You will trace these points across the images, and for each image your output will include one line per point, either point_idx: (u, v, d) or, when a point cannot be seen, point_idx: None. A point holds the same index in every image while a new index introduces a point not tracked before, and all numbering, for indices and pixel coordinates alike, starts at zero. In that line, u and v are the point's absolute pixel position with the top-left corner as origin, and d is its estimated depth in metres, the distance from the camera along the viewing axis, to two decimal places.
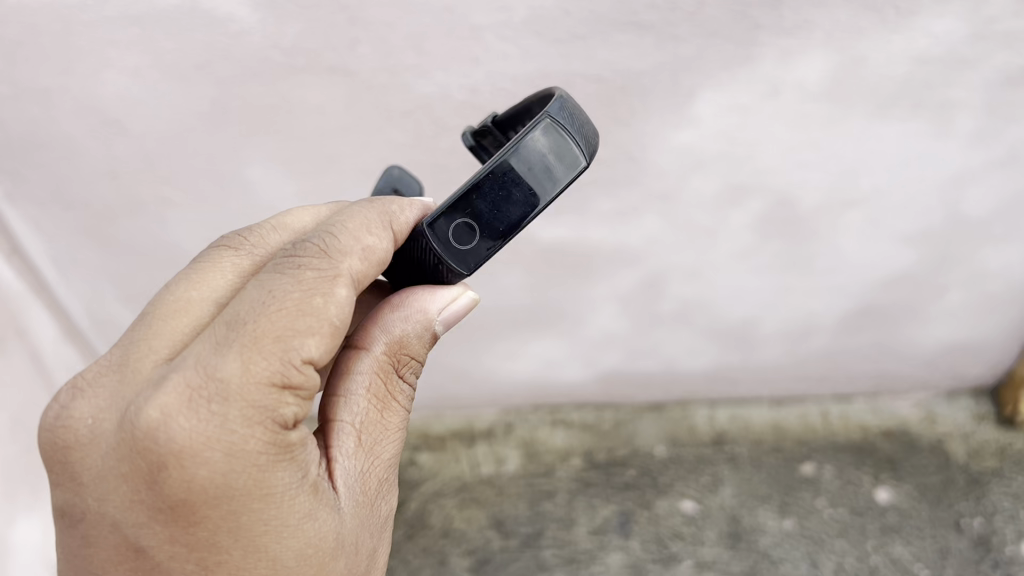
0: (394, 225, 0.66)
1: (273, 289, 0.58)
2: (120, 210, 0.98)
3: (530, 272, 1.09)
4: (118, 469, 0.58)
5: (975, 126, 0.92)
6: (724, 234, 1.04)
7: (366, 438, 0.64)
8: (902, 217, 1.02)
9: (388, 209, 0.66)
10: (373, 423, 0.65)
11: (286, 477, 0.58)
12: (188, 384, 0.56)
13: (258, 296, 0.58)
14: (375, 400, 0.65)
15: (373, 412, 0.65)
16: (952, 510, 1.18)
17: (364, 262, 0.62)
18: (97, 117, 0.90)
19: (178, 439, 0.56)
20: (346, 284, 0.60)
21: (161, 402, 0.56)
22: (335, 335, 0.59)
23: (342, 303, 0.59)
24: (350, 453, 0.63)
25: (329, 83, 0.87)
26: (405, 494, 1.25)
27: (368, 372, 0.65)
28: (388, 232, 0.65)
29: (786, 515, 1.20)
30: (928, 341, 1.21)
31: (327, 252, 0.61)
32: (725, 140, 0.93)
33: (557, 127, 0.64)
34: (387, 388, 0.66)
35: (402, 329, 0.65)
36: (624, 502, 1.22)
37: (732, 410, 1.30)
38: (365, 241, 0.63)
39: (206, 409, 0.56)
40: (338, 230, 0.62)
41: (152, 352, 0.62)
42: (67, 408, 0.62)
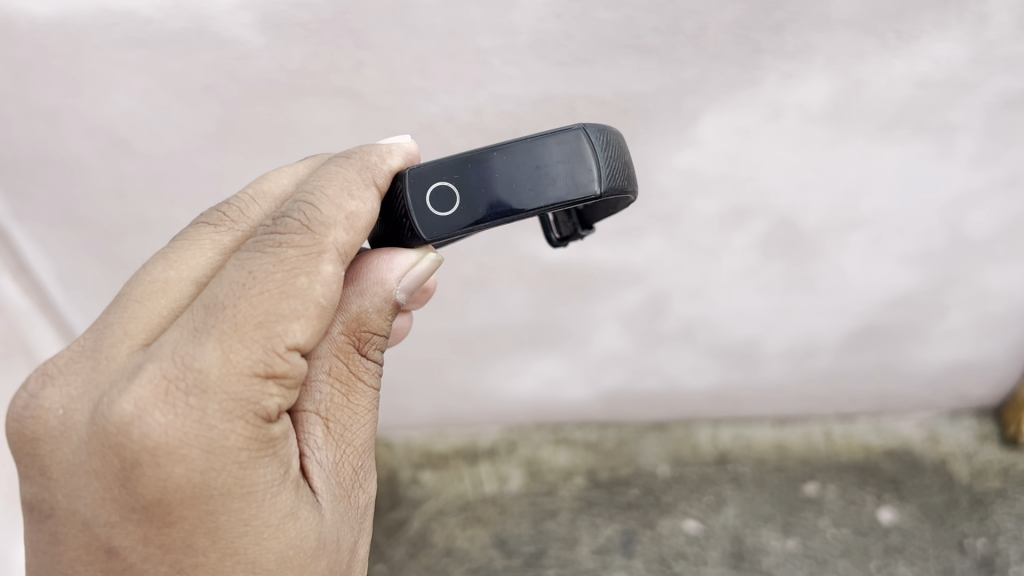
0: (376, 176, 0.64)
1: (254, 269, 0.56)
2: (127, 230, 0.99)
3: (534, 291, 1.09)
4: (90, 464, 0.57)
5: (976, 148, 0.92)
6: (726, 255, 1.05)
7: (335, 425, 0.63)
8: (904, 237, 1.02)
9: (370, 165, 0.64)
10: (339, 408, 0.63)
11: (268, 473, 0.57)
12: (164, 376, 0.55)
13: (237, 276, 0.56)
14: (339, 383, 0.63)
15: (338, 397, 0.63)
16: (955, 531, 1.18)
17: (349, 232, 0.60)
18: (105, 138, 0.90)
19: (152, 435, 0.54)
20: (332, 260, 0.58)
21: (135, 395, 0.54)
22: (323, 314, 0.57)
23: (329, 280, 0.57)
24: (320, 445, 0.62)
25: (334, 105, 0.88)
26: (407, 513, 1.26)
27: (327, 355, 0.63)
28: (371, 189, 0.63)
29: (790, 535, 1.20)
30: (932, 361, 1.21)
31: (310, 226, 0.58)
32: (727, 162, 0.94)
33: (585, 143, 0.62)
34: (350, 369, 0.63)
35: (359, 305, 0.63)
36: (627, 522, 1.22)
37: (736, 429, 1.29)
38: (348, 207, 0.60)
39: (183, 402, 0.54)
40: (318, 198, 0.60)
41: (127, 337, 0.60)
42: (36, 396, 0.61)
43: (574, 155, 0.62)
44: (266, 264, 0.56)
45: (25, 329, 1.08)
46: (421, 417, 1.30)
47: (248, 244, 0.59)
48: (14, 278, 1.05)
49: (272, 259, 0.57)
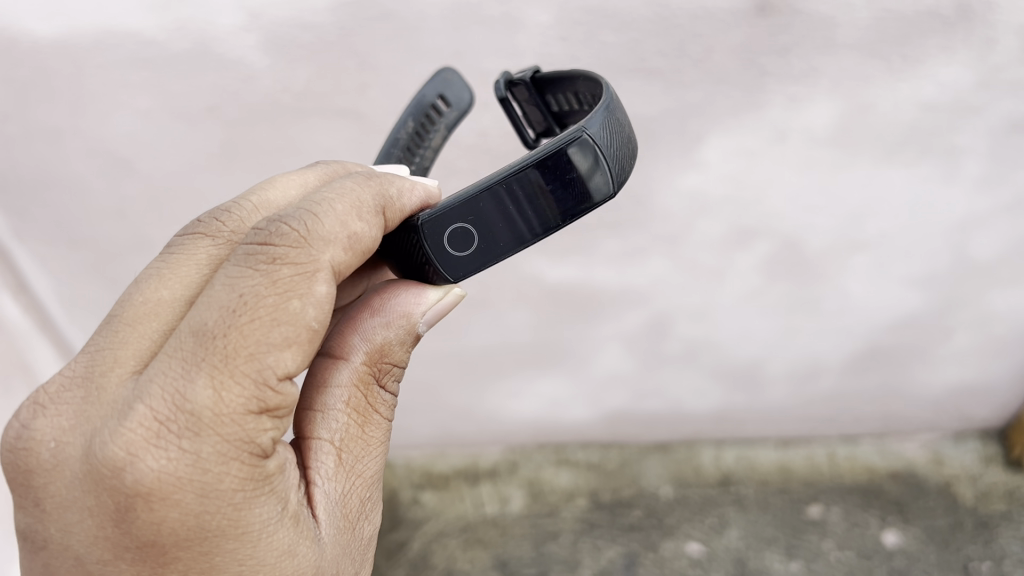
0: (388, 207, 0.58)
1: (244, 292, 0.49)
2: (127, 249, 0.98)
3: (537, 313, 1.09)
4: (83, 501, 0.49)
5: (981, 172, 0.92)
6: (731, 276, 1.04)
7: (347, 456, 0.55)
8: (910, 260, 1.02)
9: (385, 190, 0.58)
10: (354, 440, 0.56)
11: (264, 512, 0.49)
12: (156, 418, 0.47)
13: (224, 301, 0.49)
14: (356, 414, 0.56)
15: (353, 428, 0.56)
16: (961, 554, 1.15)
17: (346, 251, 0.53)
18: (107, 158, 0.90)
19: (144, 481, 0.46)
20: (326, 279, 0.51)
21: (125, 438, 0.47)
22: (314, 338, 0.50)
23: (322, 302, 0.50)
24: (330, 475, 0.54)
25: (338, 127, 0.88)
26: (407, 535, 1.22)
27: (347, 384, 0.56)
28: (378, 216, 0.57)
29: (794, 558, 1.16)
30: (936, 383, 1.21)
31: (306, 240, 0.51)
32: (732, 184, 0.93)
33: (587, 147, 0.56)
34: (367, 401, 0.57)
35: (383, 336, 0.57)
36: (630, 544, 1.19)
37: (738, 451, 1.28)
38: (352, 226, 0.54)
39: (176, 446, 0.46)
40: (320, 210, 0.53)
41: (118, 364, 0.51)
42: (27, 428, 0.52)
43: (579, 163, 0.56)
44: (256, 285, 0.49)
45: (23, 349, 1.07)
46: (421, 437, 1.29)
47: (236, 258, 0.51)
48: (14, 297, 1.04)
49: (263, 280, 0.49)
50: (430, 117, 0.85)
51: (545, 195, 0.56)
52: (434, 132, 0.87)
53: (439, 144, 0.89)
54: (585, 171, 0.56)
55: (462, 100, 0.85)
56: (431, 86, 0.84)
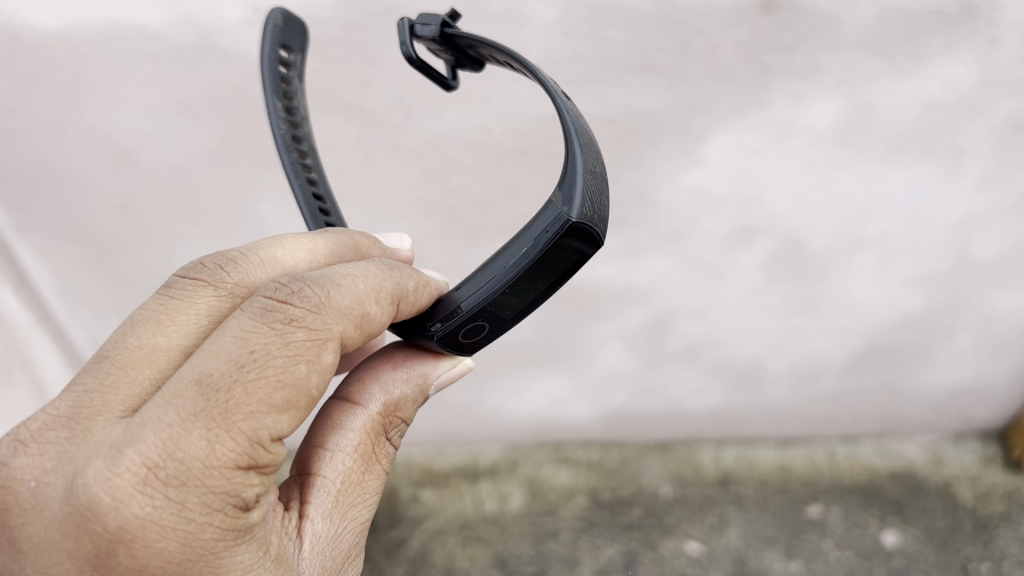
0: (404, 297, 0.55)
1: (249, 349, 0.47)
2: (130, 245, 0.98)
3: (538, 311, 1.09)
4: (61, 543, 0.46)
5: (983, 172, 0.92)
6: (733, 275, 1.04)
7: (344, 500, 0.54)
8: (911, 259, 1.02)
9: (406, 283, 0.55)
10: (355, 487, 0.55)
11: (244, 559, 0.48)
12: (144, 465, 0.45)
13: (223, 352, 0.47)
14: (361, 461, 0.55)
15: (356, 474, 0.55)
16: (960, 555, 1.15)
17: (357, 330, 0.51)
18: (110, 151, 0.90)
19: (128, 527, 0.44)
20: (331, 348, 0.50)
21: (111, 483, 0.44)
22: (310, 406, 0.49)
23: (326, 371, 0.49)
24: (325, 513, 0.54)
25: (340, 122, 0.88)
26: (406, 532, 1.22)
27: (358, 431, 0.56)
28: (393, 301, 0.54)
29: (793, 558, 1.17)
30: (936, 385, 1.21)
31: (319, 307, 0.49)
32: (734, 182, 0.93)
33: (582, 232, 0.53)
34: (373, 450, 0.56)
35: (401, 391, 0.57)
36: (629, 543, 1.19)
37: (739, 450, 1.28)
38: (368, 307, 0.52)
39: (163, 494, 0.45)
40: (339, 283, 0.52)
41: (104, 407, 0.48)
42: (5, 463, 0.49)
43: (576, 244, 0.53)
44: (264, 344, 0.47)
45: (22, 343, 1.08)
46: (423, 434, 1.29)
47: (241, 312, 0.49)
48: (14, 293, 1.04)
49: (273, 340, 0.47)
50: (283, 69, 0.75)
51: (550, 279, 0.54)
52: (292, 88, 0.76)
53: (302, 107, 0.77)
54: (584, 247, 0.54)
55: (296, 41, 0.77)
56: (269, 39, 0.75)
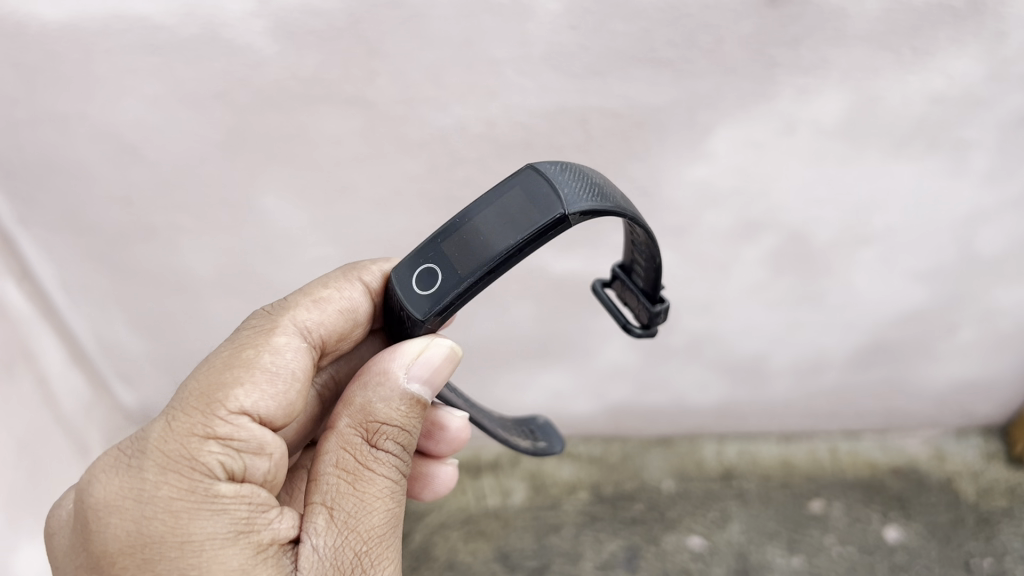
0: (364, 278, 0.74)
1: (212, 354, 0.65)
2: (133, 237, 0.98)
3: (541, 304, 1.09)
4: (63, 551, 0.60)
5: (988, 167, 0.93)
6: (736, 269, 1.04)
7: (338, 513, 0.60)
8: (914, 254, 1.02)
9: (356, 267, 0.75)
10: (345, 496, 0.60)
11: (208, 526, 0.56)
12: (119, 452, 0.60)
13: (200, 364, 0.64)
14: (346, 474, 0.61)
15: (343, 486, 0.61)
16: (962, 550, 1.15)
17: (315, 309, 0.70)
18: (114, 143, 0.90)
19: (96, 494, 0.57)
20: (284, 331, 0.67)
21: (93, 468, 0.59)
22: (274, 377, 0.64)
23: (278, 347, 0.66)
24: (320, 532, 0.59)
25: (345, 114, 0.88)
26: (409, 526, 1.21)
27: (335, 449, 0.62)
28: (354, 285, 0.73)
29: (795, 552, 1.16)
30: (939, 379, 1.22)
31: (279, 311, 0.69)
32: (739, 176, 0.93)
33: (537, 177, 0.63)
34: (359, 460, 0.61)
35: (364, 395, 0.63)
36: (631, 537, 1.18)
37: (740, 445, 1.28)
38: (319, 294, 0.71)
39: (127, 462, 0.58)
40: (299, 293, 0.72)
41: None
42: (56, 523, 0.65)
43: (528, 190, 0.63)
44: (223, 347, 0.65)
45: (27, 336, 1.02)
46: None
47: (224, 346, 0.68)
48: (18, 283, 1.00)
49: (231, 342, 0.66)
50: None
51: (493, 217, 0.62)
52: None
53: None
54: (538, 196, 0.62)
55: None
56: None
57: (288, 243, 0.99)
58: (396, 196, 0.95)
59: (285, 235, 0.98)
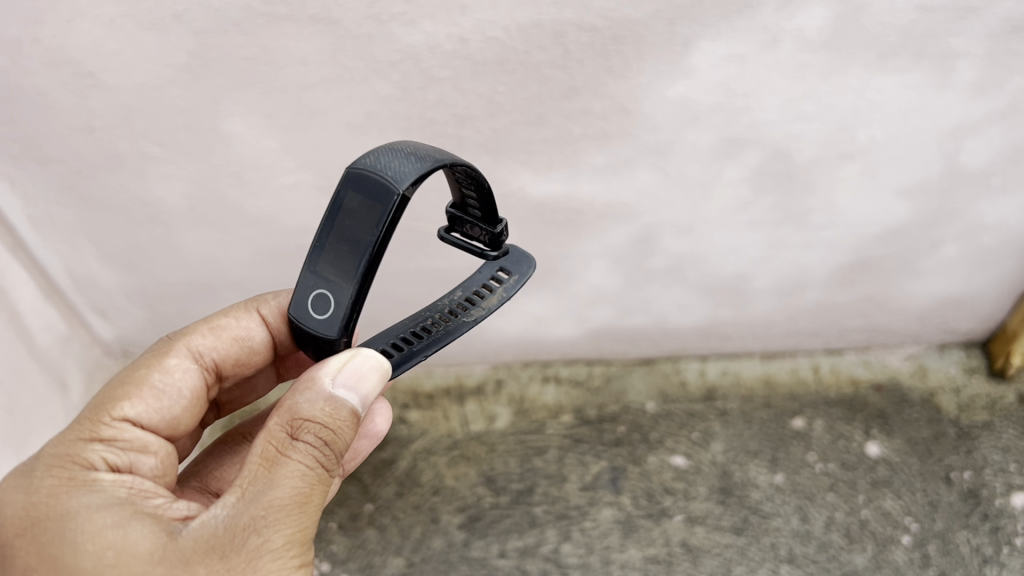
0: (259, 307, 0.81)
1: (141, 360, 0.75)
2: (98, 168, 0.96)
3: (521, 228, 1.06)
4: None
5: (977, 76, 0.91)
6: (719, 188, 1.02)
7: (247, 490, 0.62)
8: (901, 169, 1.02)
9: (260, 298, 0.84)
10: (254, 478, 0.62)
11: (85, 498, 0.62)
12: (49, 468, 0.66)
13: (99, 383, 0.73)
14: (262, 462, 0.63)
15: (257, 470, 0.62)
16: (942, 464, 1.20)
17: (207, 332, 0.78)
18: (71, 69, 0.85)
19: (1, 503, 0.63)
20: (180, 356, 0.75)
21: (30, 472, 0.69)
22: (160, 396, 0.73)
23: (170, 369, 0.74)
24: (225, 504, 0.61)
25: (311, 34, 0.83)
26: (394, 452, 1.23)
27: (261, 439, 0.64)
28: (249, 313, 0.81)
29: (777, 470, 1.19)
30: (923, 295, 1.21)
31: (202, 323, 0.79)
32: (721, 91, 0.91)
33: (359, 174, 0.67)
34: (273, 447, 0.63)
35: (290, 398, 0.65)
36: (614, 459, 1.21)
37: (723, 365, 1.31)
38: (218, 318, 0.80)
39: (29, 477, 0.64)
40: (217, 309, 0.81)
41: None
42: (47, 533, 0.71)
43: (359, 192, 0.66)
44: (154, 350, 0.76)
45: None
46: None
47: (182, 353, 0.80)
48: None
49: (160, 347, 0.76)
50: None
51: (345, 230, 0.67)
52: None
53: None
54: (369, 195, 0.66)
55: None
56: None
57: (262, 172, 0.97)
58: (369, 119, 0.92)
59: (255, 163, 0.96)
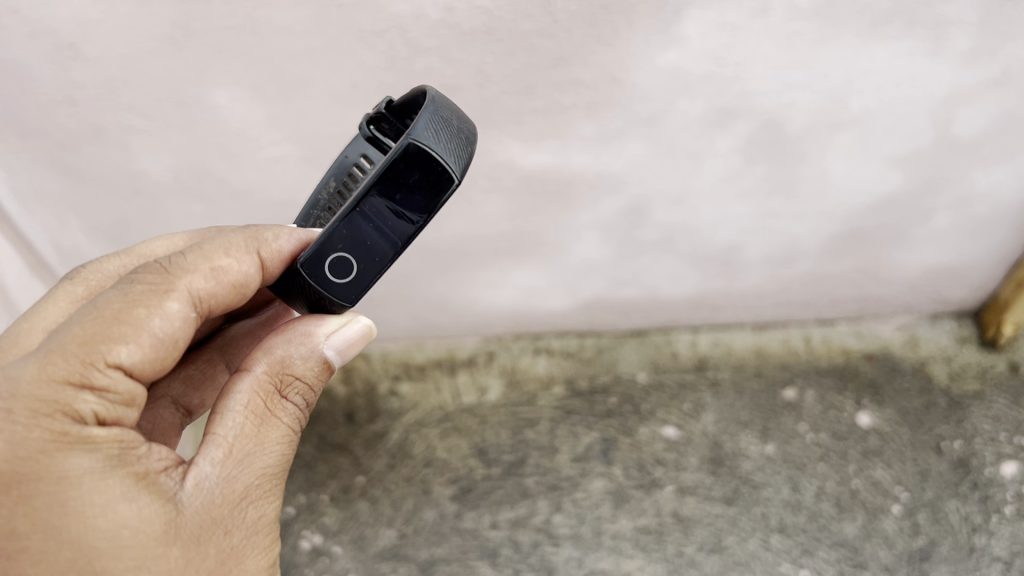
0: (263, 250, 0.71)
1: (104, 298, 0.62)
2: (82, 141, 0.94)
3: (511, 200, 1.05)
4: None
5: (970, 44, 0.90)
6: (711, 158, 1.02)
7: (235, 449, 0.66)
8: (892, 139, 1.01)
9: (261, 236, 0.71)
10: (246, 437, 0.66)
11: (79, 461, 0.59)
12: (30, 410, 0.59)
13: (85, 309, 0.62)
14: (252, 416, 0.67)
15: (249, 426, 0.67)
16: (933, 433, 1.21)
17: (208, 279, 0.66)
18: (51, 40, 0.84)
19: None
20: (180, 300, 0.64)
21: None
22: (157, 346, 0.62)
23: (171, 316, 0.63)
24: (213, 460, 0.65)
25: (295, 5, 0.82)
26: (386, 425, 1.25)
27: (247, 391, 0.68)
28: (250, 255, 0.70)
29: (768, 440, 1.21)
30: (915, 265, 1.21)
31: (184, 263, 0.66)
32: (712, 60, 0.90)
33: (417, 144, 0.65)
34: (264, 405, 0.68)
35: (283, 351, 0.70)
36: (606, 430, 1.22)
37: (715, 336, 1.30)
38: (217, 261, 0.67)
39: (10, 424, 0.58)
40: (203, 247, 0.69)
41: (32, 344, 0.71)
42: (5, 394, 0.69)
43: (414, 162, 0.65)
44: (146, 274, 0.65)
45: None
46: (399, 330, 1.29)
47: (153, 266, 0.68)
48: None
49: (140, 281, 0.64)
50: None
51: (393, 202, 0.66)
52: None
53: None
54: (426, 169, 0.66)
55: None
56: None
57: (248, 145, 0.97)
58: (355, 89, 0.91)
59: (241, 135, 0.95)
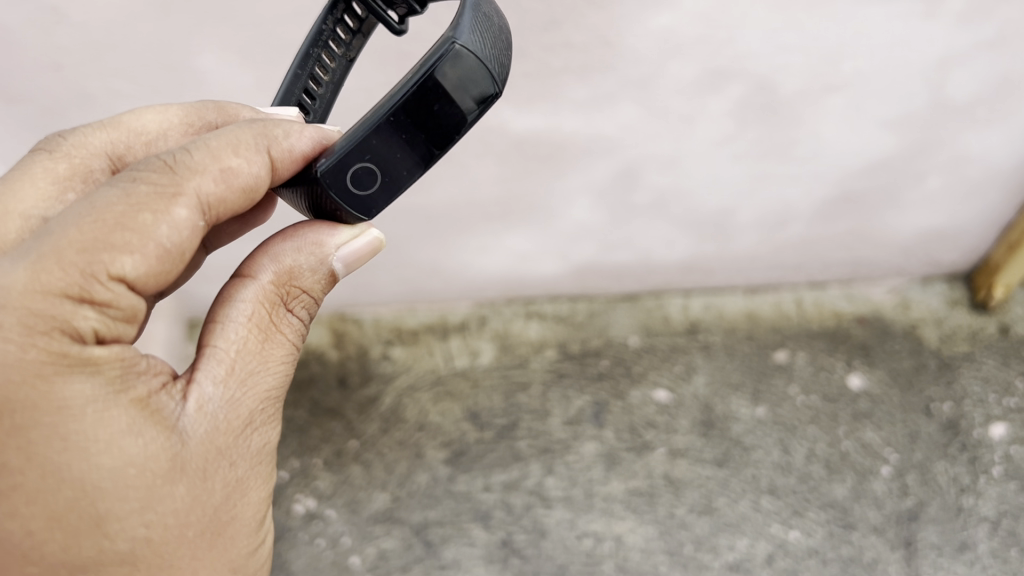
0: (273, 149, 0.59)
1: (98, 201, 0.53)
2: (68, 105, 0.94)
3: (501, 163, 1.04)
4: None
5: (964, 7, 0.89)
6: (703, 122, 1.01)
7: (240, 368, 0.59)
8: (883, 101, 1.00)
9: (270, 133, 0.59)
10: (251, 353, 0.59)
11: (82, 387, 0.51)
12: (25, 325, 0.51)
13: (79, 210, 0.53)
14: (257, 330, 0.60)
15: (251, 342, 0.59)
16: (923, 395, 1.21)
17: (217, 183, 0.56)
18: (34, 4, 0.82)
19: None
20: (188, 206, 0.54)
21: None
22: (163, 259, 0.53)
23: (178, 226, 0.53)
24: (217, 379, 0.58)
25: None
26: (379, 389, 1.25)
27: (253, 301, 0.60)
28: (259, 155, 0.58)
29: (759, 403, 1.21)
30: (907, 228, 1.21)
31: (173, 169, 0.55)
32: (705, 23, 0.89)
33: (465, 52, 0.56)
34: (271, 319, 0.61)
35: (292, 260, 0.62)
36: (599, 392, 1.23)
37: (706, 300, 1.31)
38: (226, 162, 0.57)
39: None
40: (198, 146, 0.57)
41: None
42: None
43: (457, 76, 0.56)
44: (149, 171, 0.54)
45: None
46: (391, 295, 1.29)
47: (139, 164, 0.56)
48: None
49: (138, 186, 0.54)
50: None
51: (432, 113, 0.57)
52: None
53: None
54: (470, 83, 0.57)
55: None
56: None
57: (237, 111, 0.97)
58: None
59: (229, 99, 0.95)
